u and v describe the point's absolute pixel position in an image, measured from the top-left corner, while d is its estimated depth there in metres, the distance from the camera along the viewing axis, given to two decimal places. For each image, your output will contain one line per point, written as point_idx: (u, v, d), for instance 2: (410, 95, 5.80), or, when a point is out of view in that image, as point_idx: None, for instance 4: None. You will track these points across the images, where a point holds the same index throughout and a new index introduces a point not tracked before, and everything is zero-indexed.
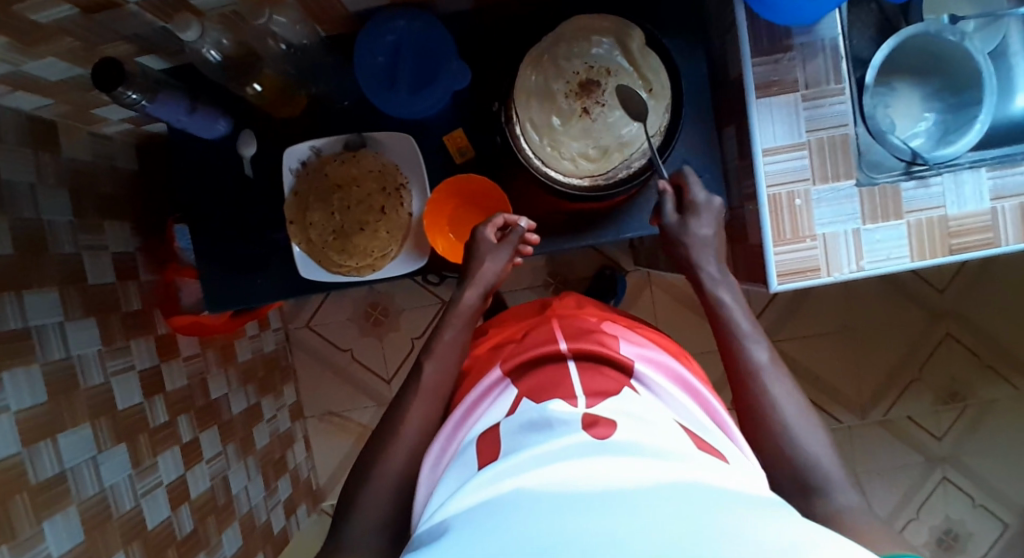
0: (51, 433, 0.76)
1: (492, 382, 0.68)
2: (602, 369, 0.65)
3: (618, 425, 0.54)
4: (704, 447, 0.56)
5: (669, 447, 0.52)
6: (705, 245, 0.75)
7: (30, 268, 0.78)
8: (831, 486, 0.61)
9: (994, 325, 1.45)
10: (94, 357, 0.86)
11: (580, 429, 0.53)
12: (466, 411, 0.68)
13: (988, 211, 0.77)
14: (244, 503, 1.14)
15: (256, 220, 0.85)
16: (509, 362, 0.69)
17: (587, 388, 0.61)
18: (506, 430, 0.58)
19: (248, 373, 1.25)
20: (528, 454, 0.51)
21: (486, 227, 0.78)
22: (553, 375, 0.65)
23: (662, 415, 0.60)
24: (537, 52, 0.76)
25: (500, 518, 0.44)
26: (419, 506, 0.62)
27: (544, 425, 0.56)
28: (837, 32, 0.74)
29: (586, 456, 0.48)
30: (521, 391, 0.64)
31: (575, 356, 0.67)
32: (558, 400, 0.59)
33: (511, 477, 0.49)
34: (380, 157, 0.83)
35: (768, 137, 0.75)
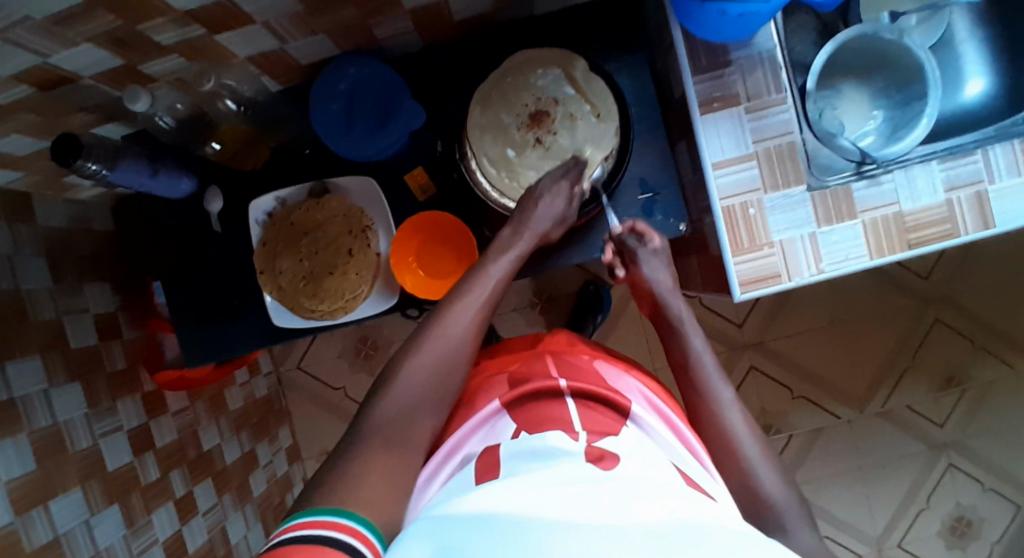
0: (43, 500, 0.77)
1: (487, 413, 0.69)
2: (594, 406, 0.67)
3: (622, 458, 0.57)
4: (694, 484, 0.58)
5: (663, 486, 0.53)
6: (665, 285, 0.79)
7: (11, 339, 0.79)
8: (788, 522, 0.63)
9: (983, 305, 1.46)
10: (81, 420, 0.87)
11: (580, 456, 0.57)
12: (450, 451, 0.67)
13: (944, 203, 0.78)
14: (245, 551, 1.14)
15: (228, 270, 0.87)
16: (507, 395, 0.70)
17: (587, 424, 0.63)
18: (506, 460, 0.59)
19: (241, 419, 1.26)
20: (525, 479, 0.53)
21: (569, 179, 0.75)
22: (545, 411, 0.66)
23: (658, 457, 0.60)
24: (485, 89, 0.78)
25: (487, 533, 0.46)
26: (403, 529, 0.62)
27: (545, 455, 0.58)
28: (773, 43, 0.76)
29: (576, 488, 0.50)
30: (519, 424, 0.65)
31: (573, 393, 0.68)
32: (558, 432, 0.61)
33: (504, 498, 0.50)
34: (344, 201, 0.84)
35: (716, 150, 0.77)
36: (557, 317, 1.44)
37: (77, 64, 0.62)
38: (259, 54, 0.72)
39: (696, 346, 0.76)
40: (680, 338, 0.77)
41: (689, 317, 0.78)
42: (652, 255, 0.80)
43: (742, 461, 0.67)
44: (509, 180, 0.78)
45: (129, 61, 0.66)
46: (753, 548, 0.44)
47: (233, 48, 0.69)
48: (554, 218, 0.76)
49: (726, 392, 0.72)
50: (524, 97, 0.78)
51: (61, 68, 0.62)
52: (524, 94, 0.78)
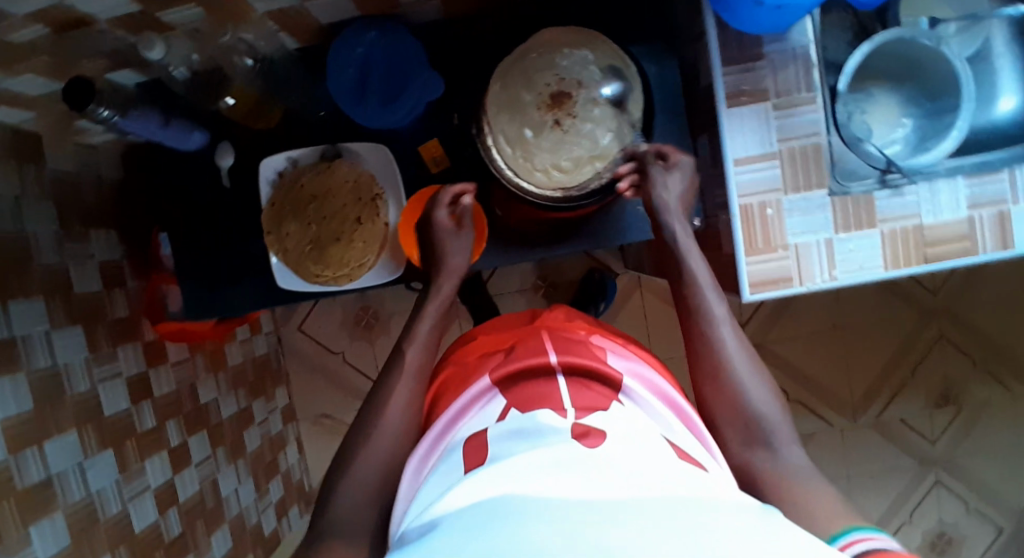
0: (37, 440, 0.78)
1: (478, 390, 0.68)
2: (588, 384, 0.66)
3: (607, 436, 0.56)
4: (687, 457, 0.57)
5: (655, 464, 0.53)
6: (669, 204, 0.73)
7: (14, 279, 0.80)
8: (777, 442, 0.63)
9: (988, 326, 1.44)
10: (79, 364, 0.88)
11: (572, 439, 0.55)
12: (448, 422, 0.67)
13: (965, 219, 0.77)
14: (234, 505, 1.16)
15: (236, 228, 0.86)
16: (496, 372, 0.70)
17: (577, 402, 0.62)
18: (493, 436, 0.59)
19: (239, 376, 1.26)
20: (518, 463, 0.52)
21: (440, 212, 0.78)
22: (536, 388, 0.66)
23: (649, 431, 0.60)
24: (508, 63, 0.76)
25: (484, 522, 0.45)
26: (395, 517, 0.61)
27: (533, 432, 0.58)
28: (808, 39, 0.74)
29: (558, 472, 0.50)
30: (509, 401, 0.65)
31: (564, 370, 0.68)
32: (547, 411, 0.61)
33: (499, 484, 0.50)
34: (355, 167, 0.83)
35: (738, 147, 0.75)
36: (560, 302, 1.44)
37: (94, 6, 0.61)
38: (278, 9, 0.70)
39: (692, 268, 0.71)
40: (676, 258, 0.73)
41: (687, 235, 0.73)
42: (671, 175, 0.74)
43: (734, 382, 0.66)
44: (524, 160, 0.75)
45: (147, 7, 0.64)
46: (737, 521, 0.44)
47: (252, 1, 0.67)
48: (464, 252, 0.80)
49: (719, 310, 0.70)
50: (546, 75, 0.75)
51: (78, 9, 0.60)
52: (547, 72, 0.75)
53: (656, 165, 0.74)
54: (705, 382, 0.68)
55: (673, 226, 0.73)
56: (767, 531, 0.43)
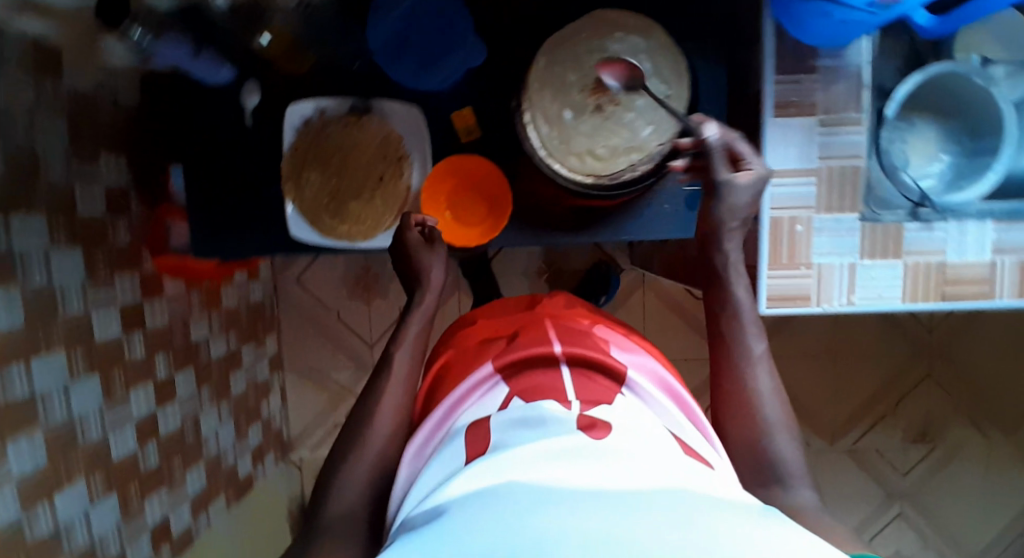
0: (25, 356, 0.76)
1: (481, 378, 0.66)
2: (592, 376, 0.65)
3: (613, 428, 0.55)
4: (691, 452, 0.57)
5: (659, 456, 0.52)
6: (730, 223, 0.70)
7: (18, 192, 0.77)
8: (793, 481, 0.61)
9: (976, 370, 1.46)
10: (76, 286, 0.86)
11: (579, 430, 0.54)
12: (449, 408, 0.65)
13: (987, 263, 0.77)
14: (213, 446, 1.15)
15: (253, 169, 0.83)
16: (501, 359, 0.68)
17: (580, 395, 0.61)
18: (497, 425, 0.57)
19: (232, 319, 1.25)
20: (524, 449, 0.51)
21: (411, 231, 0.77)
22: (539, 378, 0.64)
23: (652, 425, 0.59)
24: (557, 41, 0.74)
25: (489, 508, 0.44)
26: (395, 493, 0.60)
27: (537, 423, 0.56)
28: (863, 61, 0.72)
29: (561, 462, 0.49)
30: (512, 390, 0.63)
31: (568, 361, 0.67)
32: (551, 401, 0.59)
33: (505, 469, 0.50)
34: (384, 125, 0.81)
35: (778, 157, 0.73)
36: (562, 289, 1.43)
37: None
38: None
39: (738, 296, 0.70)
40: (722, 285, 0.71)
41: (737, 262, 0.71)
42: (738, 187, 0.68)
43: (759, 421, 0.64)
44: (560, 143, 0.74)
45: None
46: (742, 520, 0.44)
47: None
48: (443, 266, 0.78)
49: (756, 347, 0.68)
50: (596, 58, 0.73)
51: None
52: (597, 55, 0.73)
53: (724, 174, 0.68)
54: (727, 415, 0.66)
55: (722, 246, 0.71)
56: (768, 525, 0.43)
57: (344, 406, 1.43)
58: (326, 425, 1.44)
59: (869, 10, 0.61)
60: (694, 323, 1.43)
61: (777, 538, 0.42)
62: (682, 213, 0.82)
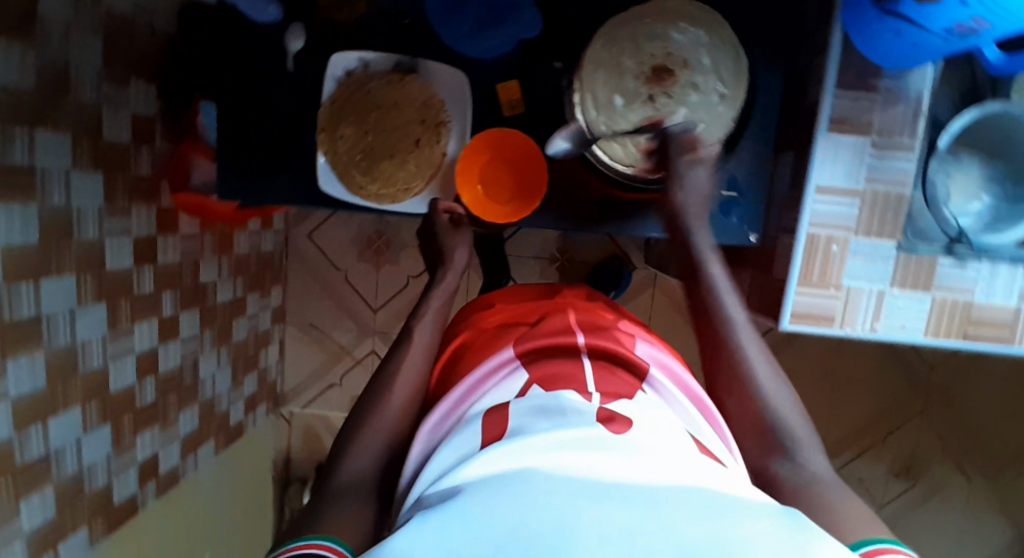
0: (35, 276, 0.75)
1: (500, 361, 0.65)
2: (613, 369, 0.64)
3: (632, 424, 0.54)
4: (706, 451, 0.56)
5: (677, 454, 0.51)
6: (693, 206, 0.69)
7: (45, 107, 0.75)
8: (800, 453, 0.59)
9: (972, 415, 1.42)
10: (93, 211, 0.84)
11: (597, 423, 0.53)
12: (467, 390, 0.64)
13: (1012, 308, 0.76)
14: (209, 389, 1.15)
15: (290, 115, 0.81)
16: (523, 345, 0.67)
17: (601, 387, 0.60)
18: (516, 410, 0.56)
19: (240, 265, 1.23)
20: (544, 436, 0.51)
21: (439, 215, 0.78)
22: (560, 366, 0.63)
23: (670, 423, 0.58)
24: (618, 24, 0.72)
25: (510, 494, 0.44)
26: (407, 469, 0.59)
27: (556, 411, 0.55)
28: (924, 87, 0.71)
29: (578, 453, 0.48)
30: (532, 377, 0.62)
31: (589, 353, 0.66)
32: (570, 392, 0.58)
33: (525, 455, 0.49)
34: (428, 88, 0.79)
35: (825, 174, 0.72)
36: (572, 279, 1.41)
37: None
38: None
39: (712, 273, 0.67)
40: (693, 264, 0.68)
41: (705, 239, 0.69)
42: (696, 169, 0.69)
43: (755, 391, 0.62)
44: (606, 129, 0.74)
45: None
46: (758, 522, 0.43)
47: None
48: (467, 250, 0.78)
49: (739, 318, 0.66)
50: (656, 46, 0.72)
51: None
52: (658, 44, 0.72)
53: (684, 158, 0.69)
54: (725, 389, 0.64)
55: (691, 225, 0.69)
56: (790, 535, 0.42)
57: (341, 367, 1.42)
58: (320, 383, 1.43)
59: (945, 36, 0.60)
60: None
61: (803, 550, 0.41)
62: (733, 225, 0.79)
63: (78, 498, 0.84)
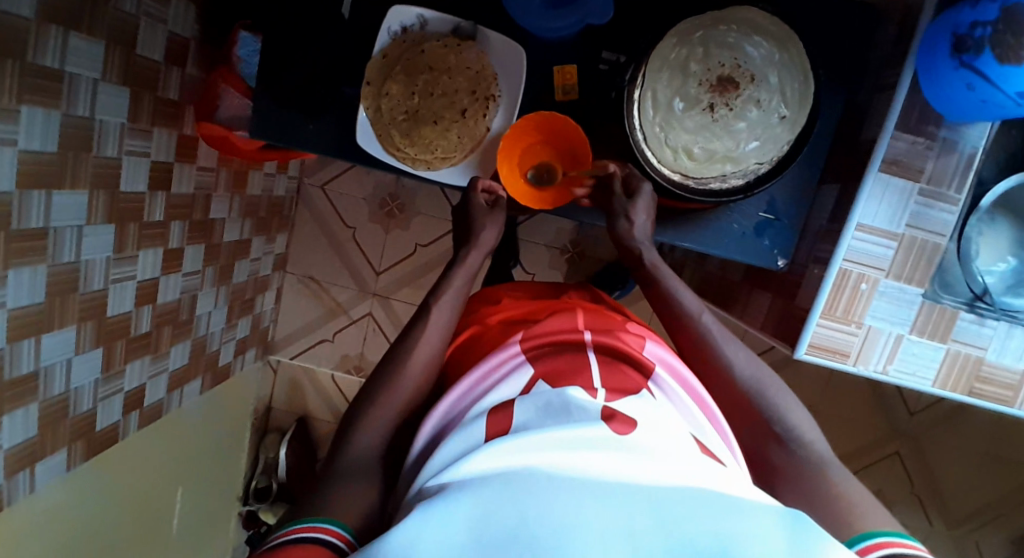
0: (48, 186, 0.71)
1: (506, 356, 0.62)
2: (621, 367, 0.60)
3: (637, 426, 0.50)
4: (708, 452, 0.52)
5: (682, 452, 0.48)
6: (642, 230, 0.73)
7: (83, 10, 0.71)
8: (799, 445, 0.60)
9: (942, 465, 1.46)
10: (115, 128, 0.80)
11: (601, 421, 0.49)
12: (474, 382, 0.60)
13: (1019, 372, 0.77)
14: (203, 327, 1.13)
15: (337, 64, 0.79)
16: (530, 339, 0.63)
17: (606, 383, 0.56)
18: (520, 407, 0.53)
19: (251, 207, 1.20)
20: (549, 433, 0.47)
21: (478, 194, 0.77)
22: (570, 361, 0.60)
23: (675, 422, 0.54)
24: (692, 26, 0.70)
25: (501, 500, 0.41)
26: (417, 446, 0.58)
27: (560, 410, 0.51)
28: (980, 144, 0.70)
29: (577, 453, 0.45)
30: (539, 372, 0.58)
31: (596, 349, 0.62)
32: (577, 388, 0.54)
33: (524, 454, 0.46)
34: (483, 58, 0.77)
35: (868, 214, 0.72)
36: (580, 272, 1.41)
37: None
38: None
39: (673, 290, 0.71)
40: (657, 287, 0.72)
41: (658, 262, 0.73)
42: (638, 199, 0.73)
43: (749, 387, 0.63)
44: (659, 132, 0.72)
45: None
46: (758, 522, 0.41)
47: None
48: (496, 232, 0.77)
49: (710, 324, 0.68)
50: (725, 54, 0.70)
51: None
52: (728, 54, 0.70)
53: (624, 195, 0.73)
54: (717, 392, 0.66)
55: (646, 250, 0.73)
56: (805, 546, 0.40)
57: (335, 323, 1.41)
58: (313, 336, 1.42)
59: (1017, 99, 0.60)
60: None
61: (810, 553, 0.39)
62: (764, 247, 0.80)
63: (61, 419, 0.82)
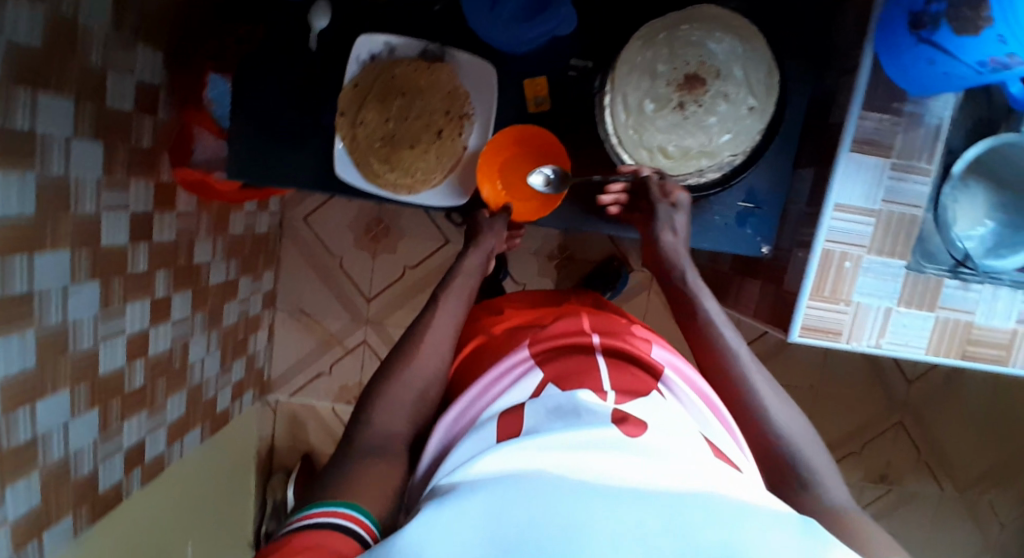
0: (29, 249, 0.71)
1: (514, 362, 0.61)
2: (630, 369, 0.60)
3: (648, 428, 0.50)
4: (721, 455, 0.53)
5: (689, 451, 0.48)
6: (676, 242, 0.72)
7: (50, 69, 0.71)
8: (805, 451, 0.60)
9: (944, 429, 1.48)
10: (91, 184, 0.80)
11: (612, 424, 0.49)
12: (479, 392, 0.60)
13: (1009, 330, 0.79)
14: (197, 374, 1.12)
15: (310, 96, 0.79)
16: (537, 344, 0.64)
17: (616, 385, 0.56)
18: (531, 412, 0.53)
19: (235, 246, 1.20)
20: (559, 435, 0.47)
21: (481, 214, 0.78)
22: (577, 364, 0.60)
23: (685, 422, 0.54)
24: (655, 28, 0.72)
25: (510, 498, 0.41)
26: (425, 463, 0.58)
27: (570, 413, 0.51)
28: (944, 115, 0.73)
29: (587, 454, 0.45)
30: (548, 376, 0.58)
31: (604, 352, 0.62)
32: (586, 390, 0.54)
33: (535, 452, 0.46)
34: (455, 78, 0.77)
35: (844, 193, 0.74)
36: (570, 276, 1.42)
37: None
38: None
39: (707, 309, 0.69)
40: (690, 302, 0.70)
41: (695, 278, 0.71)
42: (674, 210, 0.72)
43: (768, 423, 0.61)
44: (632, 134, 0.73)
45: None
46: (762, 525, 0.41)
47: None
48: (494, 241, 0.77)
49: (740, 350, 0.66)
50: (691, 52, 0.72)
51: None
52: (693, 52, 0.72)
53: (663, 203, 0.72)
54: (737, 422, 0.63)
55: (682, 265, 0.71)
56: (814, 553, 0.40)
57: (331, 354, 1.40)
58: (309, 369, 1.41)
59: (978, 68, 0.61)
60: None
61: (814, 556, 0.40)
62: (747, 235, 0.81)
63: (63, 482, 0.81)
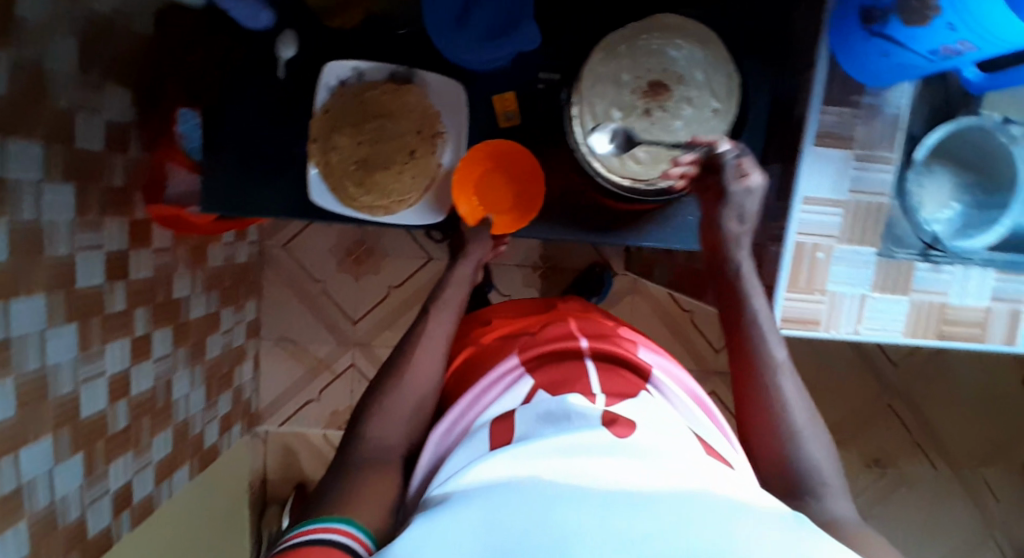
0: (4, 296, 0.70)
1: (504, 371, 0.62)
2: (619, 371, 0.61)
3: (637, 427, 0.51)
4: (713, 452, 0.54)
5: (681, 450, 0.49)
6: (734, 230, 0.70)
7: (17, 114, 0.71)
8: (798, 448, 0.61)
9: (932, 408, 1.50)
10: (65, 226, 0.79)
11: (602, 426, 0.50)
12: (472, 401, 0.61)
13: (983, 308, 0.81)
14: (183, 410, 1.11)
15: (282, 125, 0.80)
16: (525, 352, 0.64)
17: (606, 387, 0.57)
18: (521, 418, 0.53)
19: (215, 279, 1.19)
20: (550, 440, 0.48)
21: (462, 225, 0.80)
22: (566, 370, 0.60)
23: (676, 421, 0.55)
24: (617, 38, 0.73)
25: (505, 504, 0.41)
26: (418, 477, 0.57)
27: (561, 417, 0.52)
28: (902, 104, 0.75)
29: (580, 456, 0.45)
30: (538, 382, 0.59)
31: (593, 356, 0.63)
32: (576, 394, 0.55)
33: (528, 457, 0.46)
34: (424, 98, 0.78)
35: (811, 186, 0.76)
36: (555, 285, 1.43)
37: None
38: None
39: (755, 307, 0.68)
40: (739, 296, 0.69)
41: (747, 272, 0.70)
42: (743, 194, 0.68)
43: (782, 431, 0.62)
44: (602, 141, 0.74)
45: None
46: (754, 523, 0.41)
47: None
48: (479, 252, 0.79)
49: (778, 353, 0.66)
50: (653, 59, 0.74)
51: None
52: (656, 58, 0.74)
53: (735, 186, 0.68)
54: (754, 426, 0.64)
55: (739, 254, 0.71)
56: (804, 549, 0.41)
57: (320, 380, 1.39)
58: (299, 397, 1.40)
59: (930, 57, 0.64)
60: (677, 332, 1.45)
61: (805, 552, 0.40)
62: None
63: (50, 531, 0.79)
